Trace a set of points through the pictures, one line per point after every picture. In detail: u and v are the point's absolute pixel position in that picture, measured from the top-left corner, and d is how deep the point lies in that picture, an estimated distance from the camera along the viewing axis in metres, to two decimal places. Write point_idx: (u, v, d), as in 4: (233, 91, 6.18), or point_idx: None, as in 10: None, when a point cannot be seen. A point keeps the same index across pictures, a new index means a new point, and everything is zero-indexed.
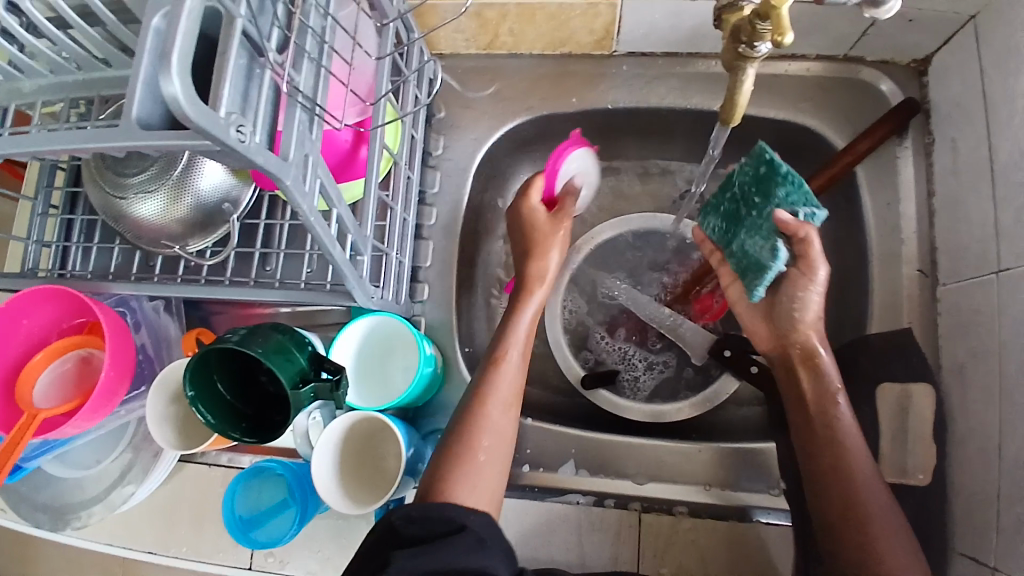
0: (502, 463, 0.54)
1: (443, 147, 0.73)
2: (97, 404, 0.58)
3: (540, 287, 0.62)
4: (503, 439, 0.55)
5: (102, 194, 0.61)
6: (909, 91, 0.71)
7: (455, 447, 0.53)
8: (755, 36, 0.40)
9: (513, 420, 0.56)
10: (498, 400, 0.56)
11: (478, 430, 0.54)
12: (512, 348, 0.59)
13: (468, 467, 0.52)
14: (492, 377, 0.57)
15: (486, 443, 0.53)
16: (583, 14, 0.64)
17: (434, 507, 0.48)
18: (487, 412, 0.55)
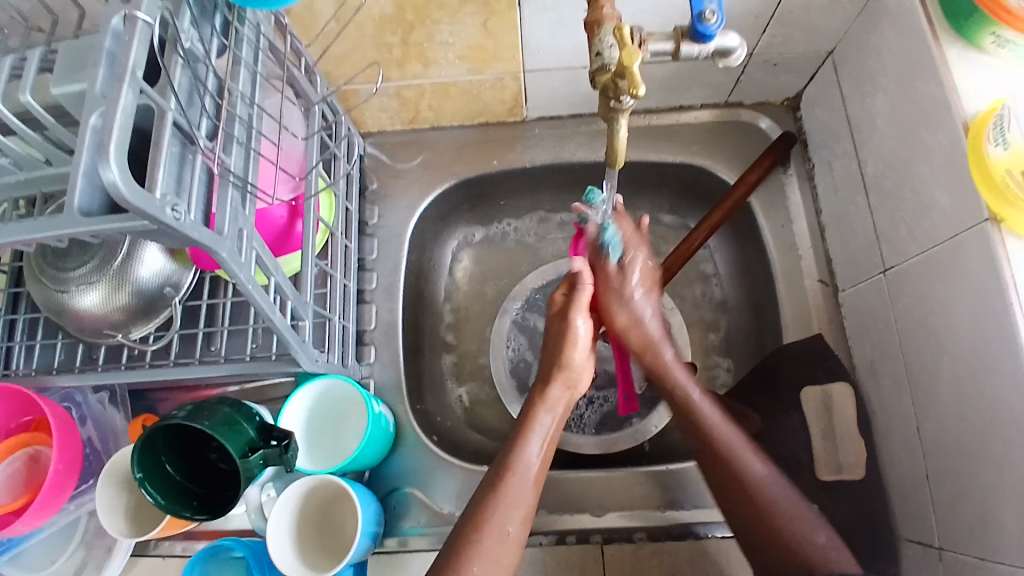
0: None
1: (378, 216, 0.78)
2: (47, 500, 0.57)
3: (558, 385, 0.61)
4: (502, 566, 0.52)
5: (44, 289, 0.63)
6: (786, 125, 0.82)
7: (444, 573, 0.50)
8: (619, 92, 0.48)
9: (514, 551, 0.52)
10: (499, 525, 0.52)
11: (469, 556, 0.51)
12: (516, 467, 0.55)
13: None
14: (495, 500, 0.53)
15: (480, 569, 0.50)
16: (492, 87, 0.73)
17: None
18: (483, 540, 0.51)
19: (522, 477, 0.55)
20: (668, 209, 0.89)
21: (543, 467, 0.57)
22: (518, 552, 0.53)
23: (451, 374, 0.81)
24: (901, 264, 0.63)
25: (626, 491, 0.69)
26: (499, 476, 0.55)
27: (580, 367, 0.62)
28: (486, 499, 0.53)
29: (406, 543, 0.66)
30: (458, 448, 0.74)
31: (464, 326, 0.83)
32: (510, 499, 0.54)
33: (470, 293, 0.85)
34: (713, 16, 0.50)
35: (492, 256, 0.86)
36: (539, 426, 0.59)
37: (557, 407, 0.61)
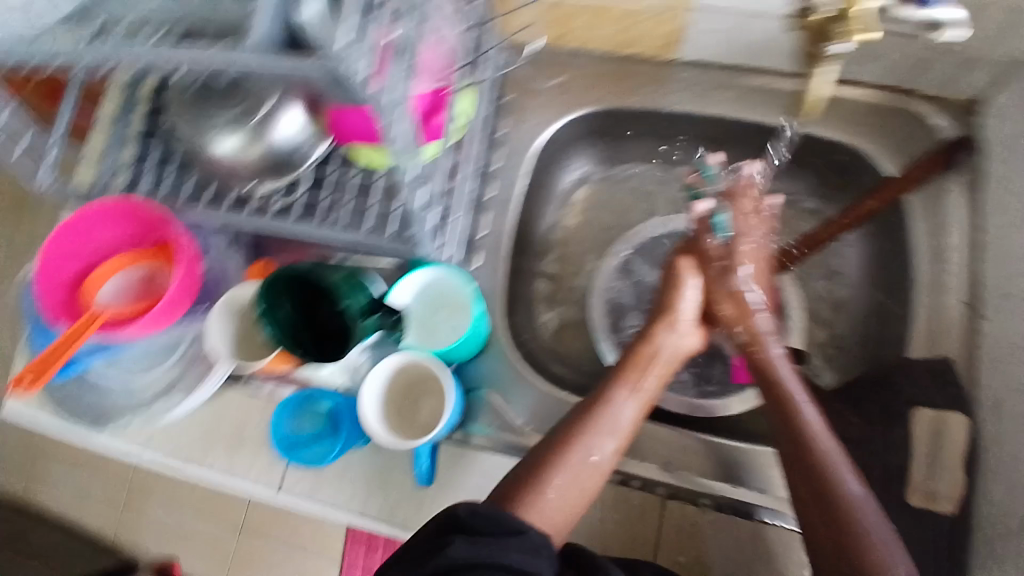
0: (573, 508, 0.56)
1: (508, 128, 0.74)
2: (156, 316, 0.60)
3: (664, 329, 0.65)
4: (582, 487, 0.57)
5: (181, 123, 0.61)
6: (964, 126, 0.72)
7: (529, 476, 0.56)
8: (832, 37, 0.51)
9: (598, 477, 0.57)
10: (585, 448, 0.57)
11: (556, 470, 0.56)
12: (614, 401, 0.60)
13: (536, 502, 0.55)
14: (587, 425, 0.58)
15: (561, 486, 0.56)
16: (653, 19, 0.66)
17: (497, 515, 0.52)
18: (569, 458, 0.57)
19: (616, 409, 0.59)
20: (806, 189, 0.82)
21: (641, 405, 0.60)
22: (600, 480, 0.58)
23: (544, 298, 0.80)
24: None
25: (695, 457, 0.68)
26: (593, 404, 0.59)
27: (686, 314, 0.66)
28: (579, 422, 0.58)
29: (469, 440, 0.67)
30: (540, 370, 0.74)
31: (569, 258, 0.81)
32: (601, 428, 0.58)
33: (581, 227, 0.82)
34: None
35: (609, 195, 0.82)
36: (641, 370, 0.62)
37: (664, 348, 0.64)
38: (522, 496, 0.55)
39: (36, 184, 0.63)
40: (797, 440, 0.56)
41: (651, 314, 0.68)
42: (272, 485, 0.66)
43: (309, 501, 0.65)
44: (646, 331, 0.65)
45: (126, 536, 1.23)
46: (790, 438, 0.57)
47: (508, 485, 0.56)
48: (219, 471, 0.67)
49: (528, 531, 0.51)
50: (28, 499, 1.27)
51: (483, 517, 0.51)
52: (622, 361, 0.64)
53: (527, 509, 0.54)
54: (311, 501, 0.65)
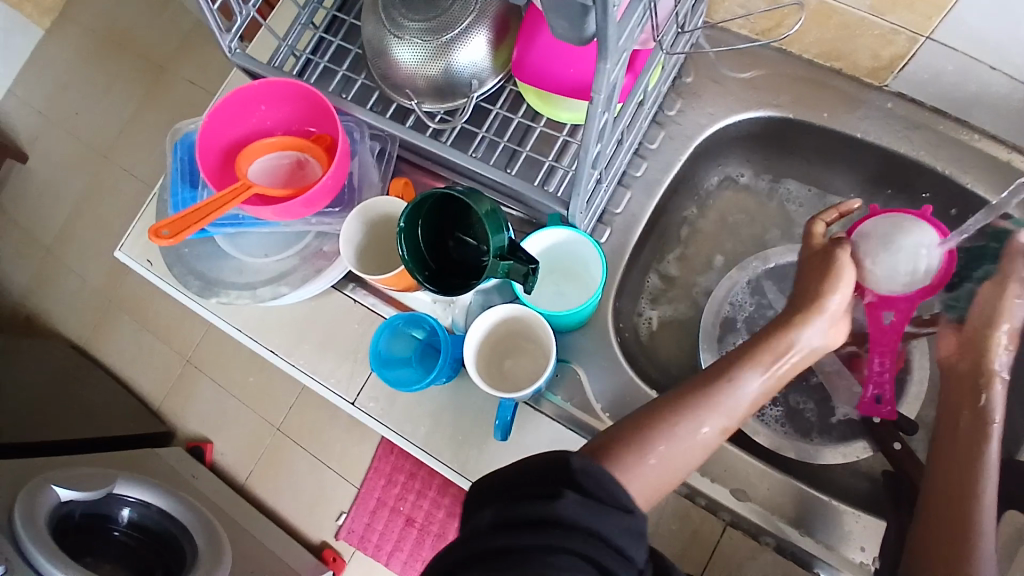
0: (668, 480, 0.53)
1: (677, 110, 0.71)
2: (296, 207, 0.61)
3: (812, 324, 0.56)
4: (683, 460, 0.53)
5: (377, 24, 0.64)
6: None
7: (632, 433, 0.52)
8: None
9: (699, 453, 0.54)
10: (697, 421, 0.53)
11: (659, 436, 0.52)
12: (735, 381, 0.54)
13: (635, 466, 0.51)
14: (704, 398, 0.54)
15: (664, 454, 0.52)
16: (878, 37, 0.61)
17: (613, 482, 0.44)
18: (678, 427, 0.53)
19: (737, 389, 0.54)
20: None
21: (762, 394, 0.55)
22: (700, 456, 0.54)
23: (650, 293, 0.77)
24: None
25: (768, 493, 0.64)
26: (713, 378, 0.55)
27: (833, 312, 0.56)
28: (696, 394, 0.54)
29: (538, 404, 0.65)
30: (631, 361, 0.72)
31: (691, 258, 0.79)
32: (718, 405, 0.54)
33: (712, 232, 0.79)
34: None
35: (753, 206, 0.78)
36: (776, 353, 0.55)
37: (799, 344, 0.56)
38: (617, 456, 0.52)
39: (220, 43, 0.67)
40: (955, 491, 0.54)
41: (792, 297, 0.59)
42: (347, 396, 0.66)
43: (378, 423, 0.65)
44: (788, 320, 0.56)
45: (184, 391, 1.31)
46: (948, 484, 0.55)
47: (605, 440, 0.53)
48: (302, 368, 0.68)
49: (637, 513, 0.43)
50: (111, 338, 1.38)
51: (595, 479, 0.43)
52: (749, 341, 0.57)
53: (625, 472, 0.51)
54: (380, 423, 0.65)
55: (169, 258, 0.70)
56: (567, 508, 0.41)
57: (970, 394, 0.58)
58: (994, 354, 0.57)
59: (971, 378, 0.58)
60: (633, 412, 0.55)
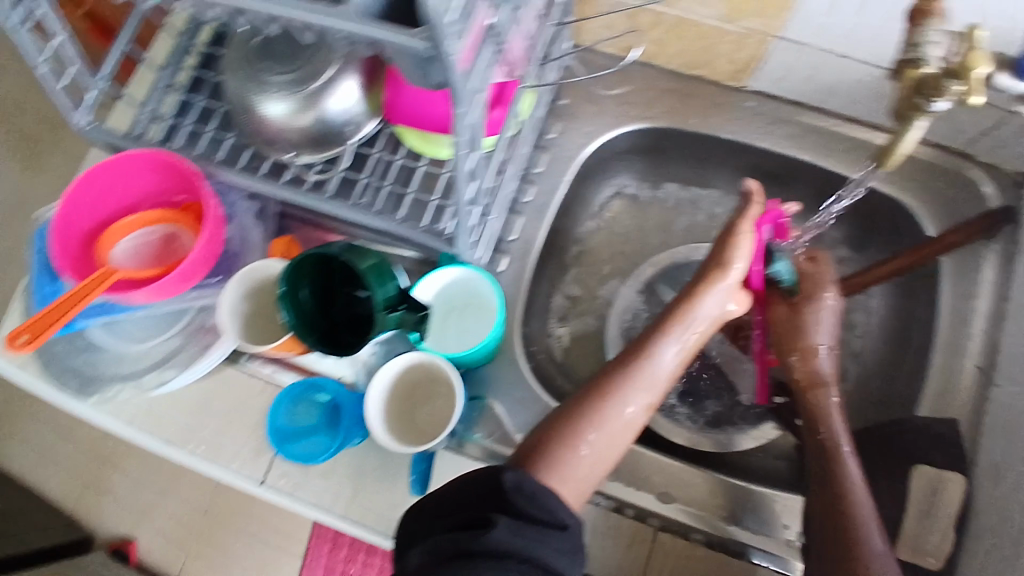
0: (602, 465, 0.56)
1: (557, 132, 0.73)
2: (170, 284, 0.58)
3: (713, 292, 0.61)
4: (615, 441, 0.56)
5: (239, 79, 0.60)
6: (1010, 197, 0.72)
7: (562, 425, 0.55)
8: (938, 92, 0.44)
9: (629, 432, 0.57)
10: (621, 401, 0.57)
11: (589, 423, 0.55)
12: (651, 356, 0.59)
13: (568, 456, 0.54)
14: (626, 379, 0.57)
15: (595, 439, 0.55)
16: (733, 42, 0.64)
17: (544, 492, 0.46)
18: (605, 410, 0.56)
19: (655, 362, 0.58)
20: (837, 237, 0.82)
21: (678, 364, 0.60)
22: (630, 436, 0.57)
23: (558, 313, 0.79)
24: None
25: (693, 490, 0.69)
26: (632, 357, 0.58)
27: (734, 278, 0.61)
28: (618, 375, 0.58)
29: (463, 447, 0.64)
30: (546, 384, 0.72)
31: (591, 270, 0.80)
32: (639, 382, 0.58)
33: (610, 246, 0.81)
34: None
35: (645, 214, 0.80)
36: (686, 319, 0.60)
37: (705, 313, 0.61)
38: (552, 448, 0.54)
39: (70, 120, 0.63)
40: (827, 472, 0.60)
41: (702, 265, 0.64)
42: (255, 477, 0.63)
43: (290, 498, 0.62)
44: (692, 291, 0.61)
45: (97, 486, 1.21)
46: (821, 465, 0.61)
47: (534, 442, 0.55)
48: (201, 455, 0.64)
49: (571, 526, 0.45)
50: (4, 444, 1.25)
51: (529, 496, 0.45)
52: (663, 316, 0.62)
53: (560, 464, 0.53)
54: (292, 499, 0.62)
55: (40, 359, 0.65)
56: (501, 535, 0.42)
57: (806, 399, 0.66)
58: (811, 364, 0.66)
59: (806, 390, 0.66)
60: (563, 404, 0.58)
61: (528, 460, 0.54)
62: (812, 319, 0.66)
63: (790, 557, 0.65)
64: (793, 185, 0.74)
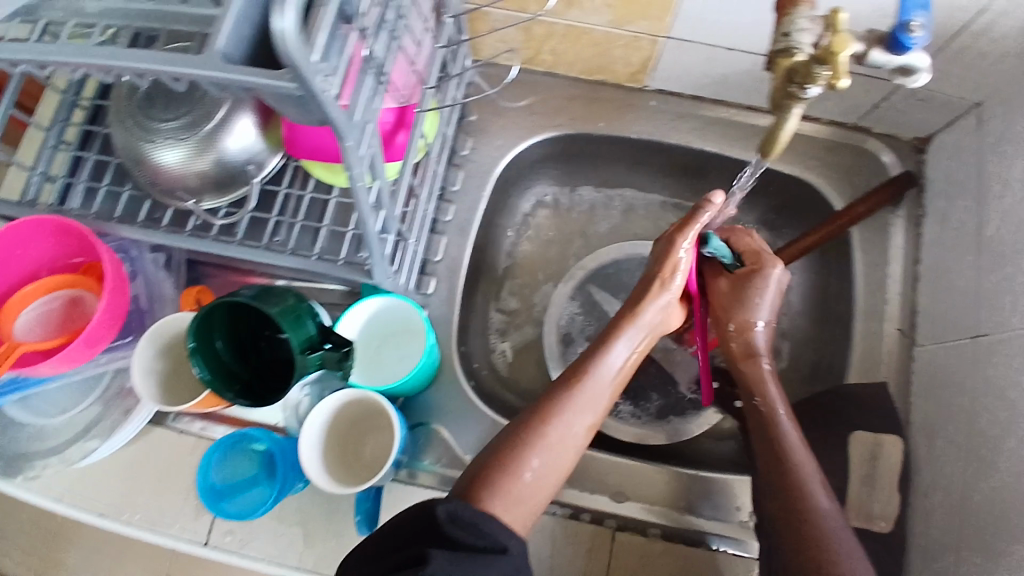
0: (546, 490, 0.54)
1: (470, 148, 0.74)
2: (78, 351, 0.57)
3: (653, 305, 0.61)
4: (559, 464, 0.55)
5: (126, 129, 0.60)
6: (907, 164, 0.77)
7: (503, 454, 0.53)
8: (809, 79, 0.43)
9: (571, 453, 0.56)
10: (564, 421, 0.55)
11: (531, 447, 0.53)
12: (595, 376, 0.58)
13: (512, 484, 0.52)
14: (568, 397, 0.56)
15: (538, 463, 0.53)
16: (626, 46, 0.67)
17: (479, 516, 0.46)
18: (548, 433, 0.55)
19: (599, 383, 0.58)
20: (756, 219, 0.85)
21: (620, 381, 0.60)
22: (573, 458, 0.56)
23: (497, 327, 0.79)
24: (995, 336, 0.61)
25: (650, 486, 0.70)
26: (576, 374, 0.58)
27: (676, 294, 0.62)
28: (559, 395, 0.57)
29: (414, 477, 0.64)
30: (491, 399, 0.73)
31: (525, 280, 0.81)
32: (582, 400, 0.57)
33: (541, 254, 0.82)
34: (918, 30, 0.46)
35: (566, 219, 0.82)
36: (626, 336, 0.60)
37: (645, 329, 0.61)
38: (493, 476, 0.52)
39: None
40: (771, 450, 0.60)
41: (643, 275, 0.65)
42: (199, 538, 0.61)
43: (238, 556, 0.60)
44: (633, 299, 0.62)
45: None
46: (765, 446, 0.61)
47: (472, 477, 0.52)
48: (137, 524, 0.62)
49: (512, 548, 0.45)
50: None
51: (464, 525, 0.45)
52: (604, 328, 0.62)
53: (505, 496, 0.51)
54: (240, 555, 0.60)
55: None
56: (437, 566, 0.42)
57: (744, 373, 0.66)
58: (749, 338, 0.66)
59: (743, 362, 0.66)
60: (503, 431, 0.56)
61: (468, 496, 0.51)
62: (755, 296, 0.65)
63: (746, 538, 0.66)
64: (702, 175, 0.77)
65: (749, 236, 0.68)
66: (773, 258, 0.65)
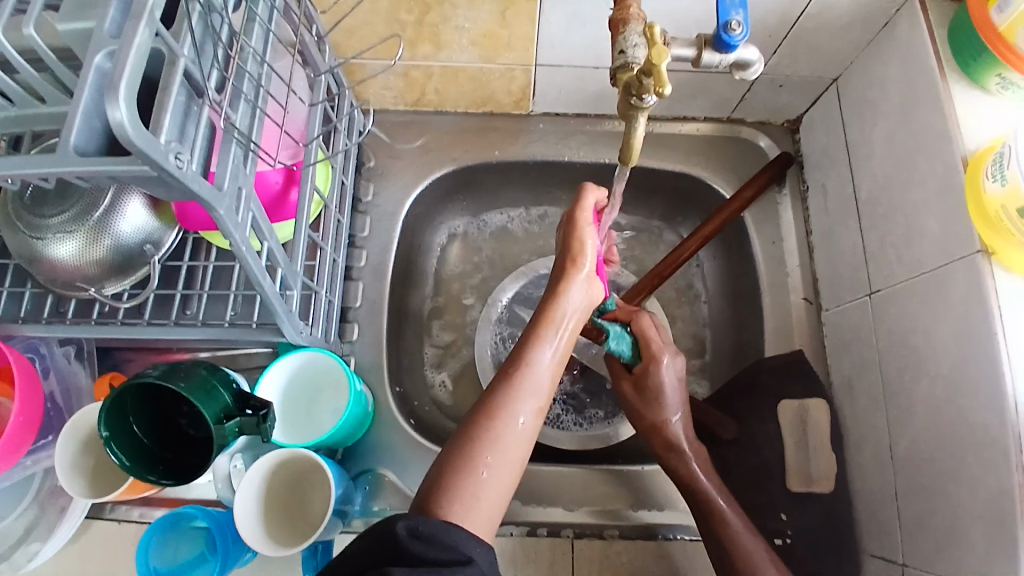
0: (505, 485, 0.50)
1: (373, 193, 0.77)
2: (3, 454, 0.56)
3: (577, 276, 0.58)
4: (513, 459, 0.50)
5: (16, 234, 0.61)
6: (783, 146, 0.83)
7: (455, 461, 0.49)
8: (643, 89, 0.46)
9: (528, 442, 0.52)
10: (510, 414, 0.51)
11: (487, 445, 0.50)
12: (536, 360, 0.54)
13: (467, 487, 0.48)
14: (511, 387, 0.52)
15: (495, 458, 0.49)
16: (501, 77, 0.72)
17: (445, 530, 0.44)
18: (497, 429, 0.50)
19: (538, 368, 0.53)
20: (660, 218, 0.89)
21: (560, 363, 0.56)
22: (529, 447, 0.52)
23: (431, 362, 0.80)
24: (886, 289, 0.66)
25: (601, 490, 0.70)
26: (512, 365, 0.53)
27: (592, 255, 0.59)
28: (498, 388, 0.52)
29: (370, 523, 0.65)
30: (432, 433, 0.73)
31: (452, 311, 0.83)
32: (525, 389, 0.53)
33: (461, 283, 0.84)
34: (739, 28, 0.49)
35: (480, 245, 0.85)
36: (558, 314, 0.56)
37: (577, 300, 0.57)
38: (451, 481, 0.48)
39: None
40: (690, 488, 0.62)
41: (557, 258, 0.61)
42: None
43: None
44: (555, 285, 0.58)
45: None
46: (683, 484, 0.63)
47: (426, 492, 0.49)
48: None
49: (477, 557, 0.44)
50: None
51: (427, 540, 0.43)
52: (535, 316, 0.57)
53: (459, 499, 0.47)
54: None
55: None
56: None
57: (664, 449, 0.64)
58: (662, 411, 0.64)
59: (657, 434, 0.64)
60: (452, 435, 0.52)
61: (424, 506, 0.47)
62: (660, 381, 0.64)
63: (696, 522, 0.68)
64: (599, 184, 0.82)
65: (644, 322, 0.65)
66: (663, 350, 0.63)
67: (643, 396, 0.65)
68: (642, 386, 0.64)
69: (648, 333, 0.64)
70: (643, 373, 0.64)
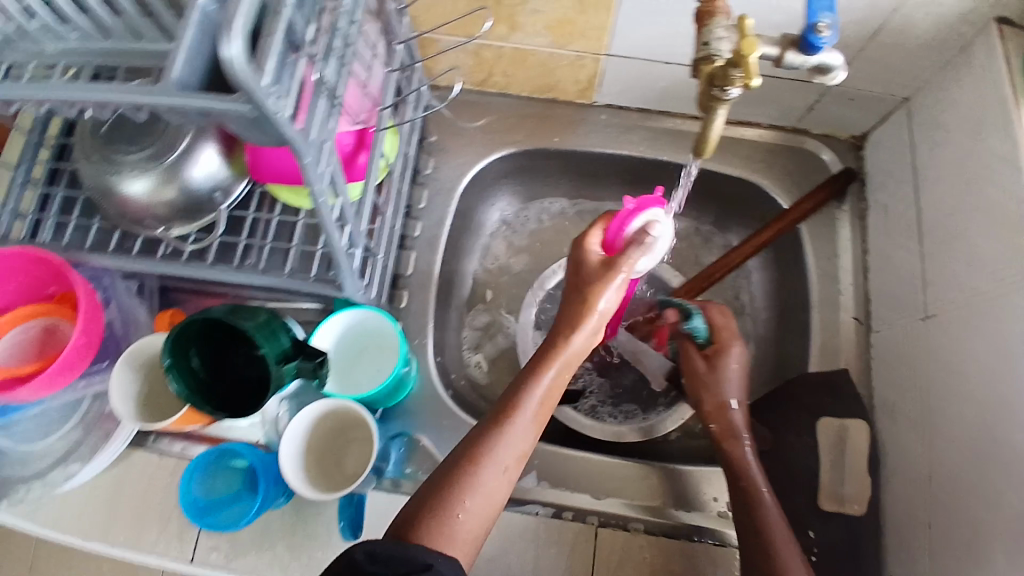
0: (484, 523, 0.51)
1: (432, 167, 0.79)
2: (59, 373, 0.59)
3: (581, 332, 0.56)
4: (491, 502, 0.52)
5: (94, 167, 0.63)
6: (847, 161, 0.82)
7: (431, 500, 0.50)
8: (727, 82, 0.48)
9: (507, 485, 0.53)
10: (493, 461, 0.52)
11: (465, 488, 0.50)
12: (525, 407, 0.54)
13: (442, 526, 0.49)
14: (496, 436, 0.52)
15: (471, 501, 0.50)
16: (570, 65, 0.73)
17: (402, 547, 0.45)
18: (477, 474, 0.51)
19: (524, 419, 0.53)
20: (712, 223, 0.89)
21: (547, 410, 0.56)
22: (509, 488, 0.53)
23: (471, 340, 0.81)
24: (943, 315, 0.64)
25: (629, 484, 0.71)
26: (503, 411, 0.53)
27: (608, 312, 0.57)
28: (486, 432, 0.53)
29: (398, 486, 0.65)
30: (468, 408, 0.74)
31: (496, 292, 0.84)
32: (512, 436, 0.53)
33: (505, 265, 0.85)
34: (826, 30, 0.49)
35: (530, 230, 0.86)
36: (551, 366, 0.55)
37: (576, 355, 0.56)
38: (426, 517, 0.49)
39: None
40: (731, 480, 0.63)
41: (565, 300, 0.59)
42: (185, 556, 0.61)
43: (223, 570, 0.60)
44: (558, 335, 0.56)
45: None
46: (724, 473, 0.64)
47: (402, 521, 0.50)
48: (123, 545, 0.63)
49: (437, 565, 0.45)
50: None
51: (385, 559, 0.44)
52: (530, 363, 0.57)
53: (432, 535, 0.48)
54: (226, 569, 0.60)
55: None
56: None
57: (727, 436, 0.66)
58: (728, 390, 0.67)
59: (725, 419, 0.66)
60: (438, 466, 0.53)
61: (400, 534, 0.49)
62: (731, 365, 0.68)
63: (723, 529, 0.67)
64: (653, 181, 0.82)
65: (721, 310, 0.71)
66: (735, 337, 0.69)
67: (711, 372, 0.68)
68: (715, 366, 0.68)
69: (726, 320, 0.70)
70: (716, 354, 0.69)
